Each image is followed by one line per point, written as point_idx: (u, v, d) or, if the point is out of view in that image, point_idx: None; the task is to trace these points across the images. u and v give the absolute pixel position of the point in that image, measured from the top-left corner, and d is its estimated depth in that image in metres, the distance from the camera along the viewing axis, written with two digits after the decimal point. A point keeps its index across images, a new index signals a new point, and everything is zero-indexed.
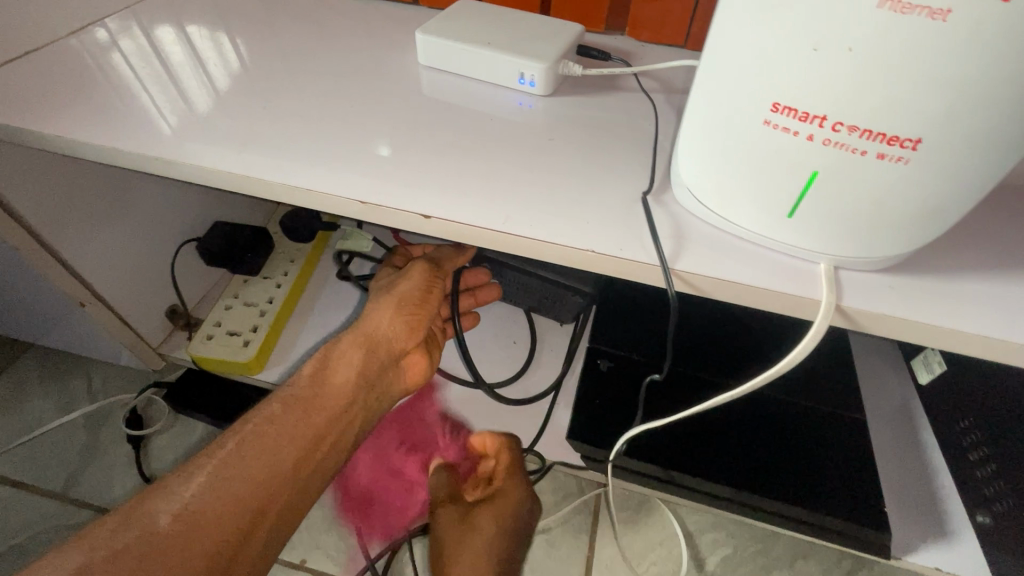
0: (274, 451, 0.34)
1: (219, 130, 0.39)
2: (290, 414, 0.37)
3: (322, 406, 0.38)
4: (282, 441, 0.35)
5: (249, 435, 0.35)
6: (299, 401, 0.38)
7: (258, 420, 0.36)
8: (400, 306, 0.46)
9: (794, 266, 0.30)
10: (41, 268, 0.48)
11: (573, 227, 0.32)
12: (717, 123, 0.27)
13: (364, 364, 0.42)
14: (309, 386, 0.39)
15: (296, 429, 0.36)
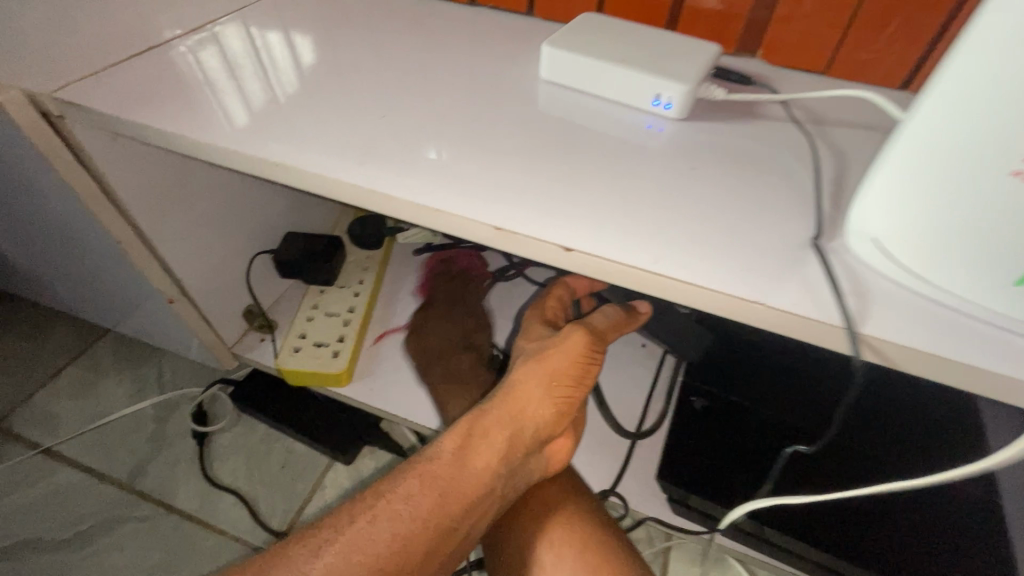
0: (399, 535, 0.35)
1: (337, 136, 0.37)
2: (421, 494, 0.36)
3: (458, 490, 0.37)
4: (409, 527, 0.35)
5: (380, 513, 0.36)
6: (433, 478, 0.37)
7: (392, 495, 0.37)
8: (552, 380, 0.41)
9: (1007, 341, 0.25)
10: (139, 262, 0.48)
11: (733, 272, 0.28)
12: (942, 169, 0.23)
13: (506, 451, 0.39)
14: (447, 461, 0.38)
15: (427, 511, 0.36)
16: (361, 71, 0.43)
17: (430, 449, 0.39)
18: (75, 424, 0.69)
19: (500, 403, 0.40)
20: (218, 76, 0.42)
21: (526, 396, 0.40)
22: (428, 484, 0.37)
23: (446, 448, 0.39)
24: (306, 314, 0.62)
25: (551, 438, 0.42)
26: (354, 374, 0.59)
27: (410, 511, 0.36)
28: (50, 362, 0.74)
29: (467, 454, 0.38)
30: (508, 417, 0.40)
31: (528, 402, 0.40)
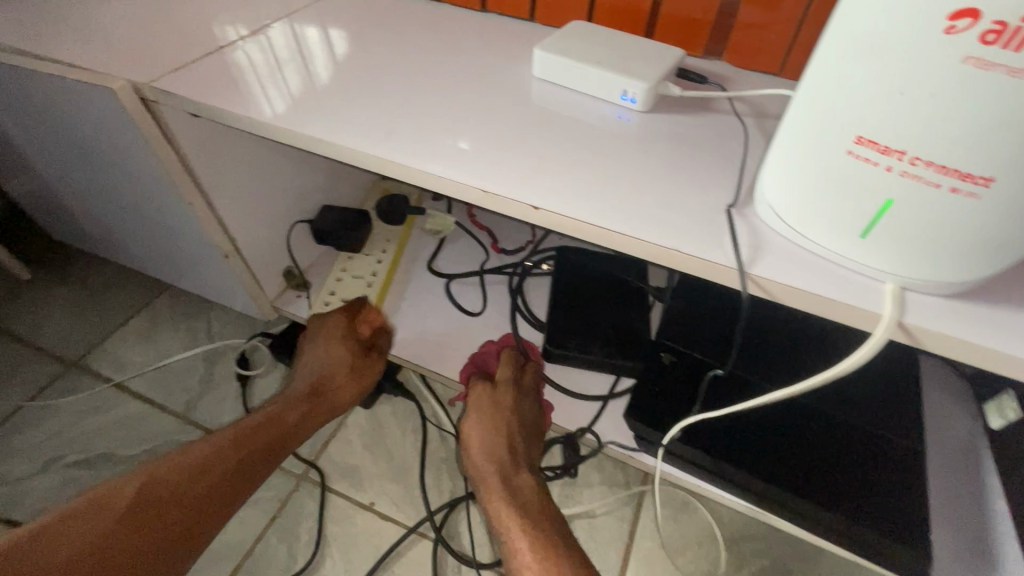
0: (175, 468, 0.50)
1: (364, 118, 0.46)
2: (246, 454, 0.54)
3: (243, 430, 0.55)
4: (167, 476, 0.49)
5: (167, 486, 0.49)
6: (194, 459, 0.51)
7: (179, 462, 0.50)
8: (335, 356, 0.63)
9: (863, 282, 0.33)
10: (203, 221, 0.59)
11: (662, 228, 0.37)
12: (805, 151, 0.31)
13: (289, 406, 0.59)
14: (261, 434, 0.55)
15: (228, 445, 0.53)
16: (385, 66, 0.53)
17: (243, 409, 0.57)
18: (138, 364, 0.81)
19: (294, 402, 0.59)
20: (269, 70, 0.51)
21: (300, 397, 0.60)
22: (198, 464, 0.51)
23: (256, 426, 0.56)
24: (335, 275, 0.72)
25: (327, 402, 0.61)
26: (373, 327, 0.69)
27: (212, 474, 0.51)
28: (118, 312, 0.86)
29: (257, 424, 0.56)
30: (291, 407, 0.59)
31: (297, 395, 0.60)
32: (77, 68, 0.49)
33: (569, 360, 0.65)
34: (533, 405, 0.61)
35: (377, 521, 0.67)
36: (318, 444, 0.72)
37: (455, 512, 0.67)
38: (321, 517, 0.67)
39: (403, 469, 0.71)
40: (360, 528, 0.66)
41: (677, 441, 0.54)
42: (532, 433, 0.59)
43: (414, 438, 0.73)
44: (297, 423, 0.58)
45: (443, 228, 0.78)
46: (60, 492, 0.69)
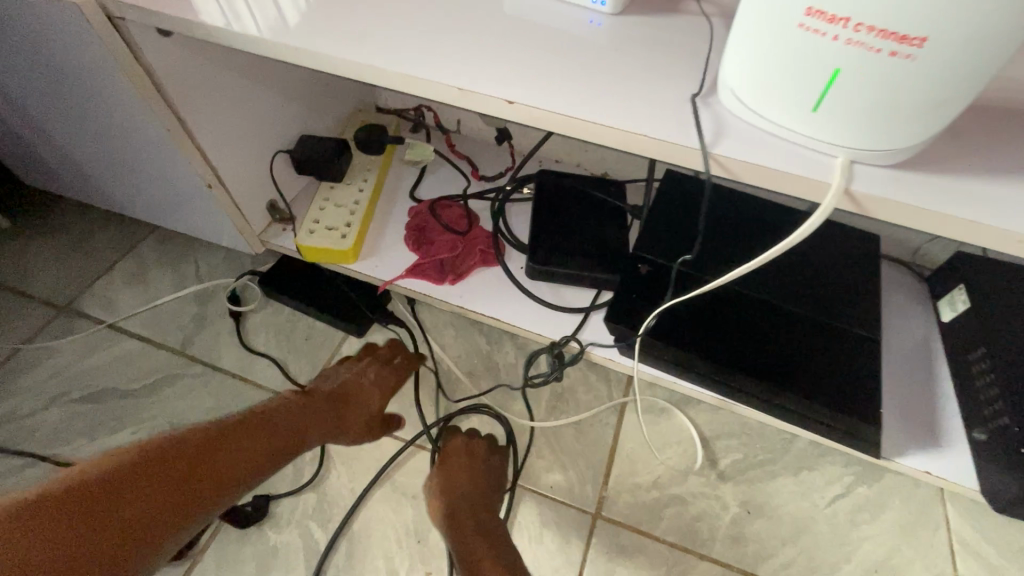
0: (225, 453, 0.50)
1: (337, 26, 0.46)
2: (268, 432, 0.55)
3: (270, 434, 0.55)
4: (208, 462, 0.48)
5: (196, 466, 0.47)
6: (214, 431, 0.51)
7: (218, 448, 0.50)
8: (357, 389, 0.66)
9: (816, 157, 0.35)
10: (183, 149, 0.59)
11: (632, 117, 0.38)
12: (761, 27, 0.32)
13: (303, 412, 0.60)
14: (274, 418, 0.57)
15: (263, 449, 0.54)
16: None
17: (269, 411, 0.57)
18: (131, 305, 0.82)
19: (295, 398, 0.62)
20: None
21: (311, 399, 0.62)
22: (219, 434, 0.51)
23: (271, 410, 0.58)
24: (318, 205, 0.73)
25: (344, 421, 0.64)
26: (360, 253, 0.71)
27: (236, 445, 0.51)
28: (104, 257, 0.86)
29: (283, 425, 0.57)
30: (314, 404, 0.62)
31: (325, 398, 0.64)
32: None
33: (552, 277, 0.68)
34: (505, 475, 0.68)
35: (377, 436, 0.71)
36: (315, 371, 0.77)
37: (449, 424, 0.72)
38: None
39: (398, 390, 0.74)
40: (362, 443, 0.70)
41: (651, 338, 0.58)
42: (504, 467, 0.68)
43: None
44: (310, 417, 0.60)
45: (423, 157, 0.79)
46: (68, 424, 0.72)
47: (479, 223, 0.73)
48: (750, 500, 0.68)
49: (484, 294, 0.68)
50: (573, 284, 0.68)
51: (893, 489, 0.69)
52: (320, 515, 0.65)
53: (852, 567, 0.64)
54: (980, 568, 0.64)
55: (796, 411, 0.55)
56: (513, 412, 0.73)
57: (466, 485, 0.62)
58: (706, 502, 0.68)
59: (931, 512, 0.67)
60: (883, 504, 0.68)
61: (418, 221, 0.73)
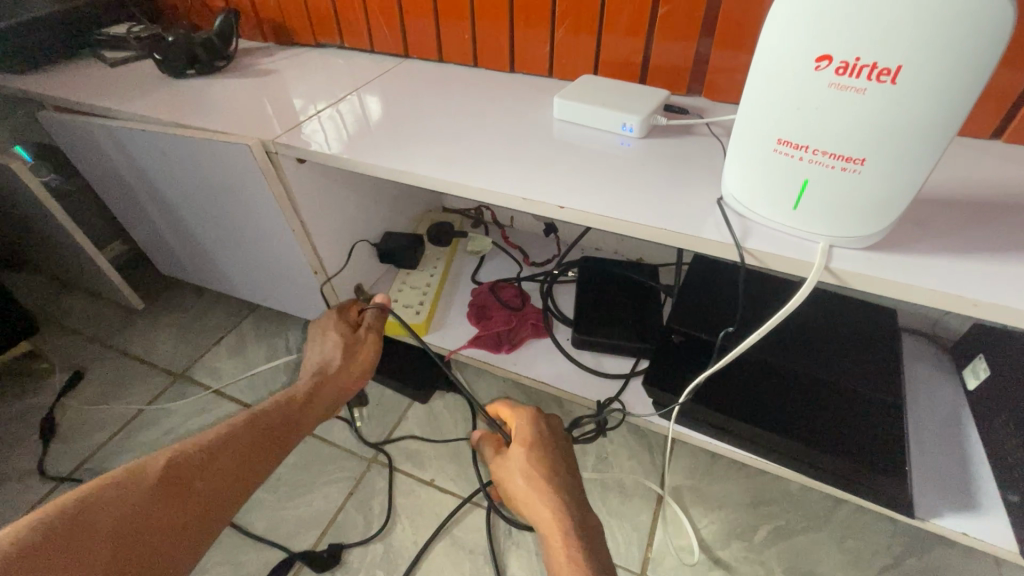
0: (220, 456, 0.57)
1: (430, 154, 0.62)
2: (210, 471, 0.55)
3: (265, 428, 0.61)
4: (202, 469, 0.55)
5: (189, 471, 0.54)
6: (152, 479, 0.52)
7: (203, 454, 0.56)
8: (345, 346, 0.69)
9: (803, 245, 0.45)
10: (300, 243, 0.75)
11: (655, 216, 0.50)
12: (748, 152, 0.44)
13: (297, 392, 0.65)
14: (221, 454, 0.57)
15: (256, 442, 0.60)
16: (441, 117, 0.69)
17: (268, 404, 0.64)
18: (231, 374, 0.96)
19: (279, 404, 0.63)
20: (335, 122, 0.69)
21: (281, 417, 0.63)
22: (161, 476, 0.53)
23: (228, 436, 0.59)
24: (396, 287, 0.87)
25: (341, 392, 0.69)
26: (430, 327, 0.83)
27: (174, 491, 0.52)
28: (212, 333, 1.02)
29: (280, 415, 0.63)
30: (269, 421, 0.62)
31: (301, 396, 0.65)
32: (221, 133, 0.67)
33: (595, 347, 0.77)
34: (541, 435, 0.63)
35: (438, 493, 0.78)
36: (384, 433, 0.86)
37: (503, 484, 0.79)
38: (391, 490, 0.79)
39: (456, 450, 0.83)
40: (425, 499, 0.78)
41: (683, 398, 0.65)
42: (544, 444, 0.63)
43: (465, 426, 0.85)
44: (270, 445, 0.61)
45: (483, 248, 0.94)
46: None
47: (530, 302, 0.84)
48: (795, 566, 0.70)
49: (536, 362, 0.78)
50: (613, 354, 0.77)
51: (944, 561, 0.69)
52: (386, 565, 0.72)
53: None
54: None
55: (825, 469, 0.60)
56: None
57: (536, 467, 0.60)
58: (750, 566, 0.70)
59: None
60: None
61: (476, 301, 0.85)
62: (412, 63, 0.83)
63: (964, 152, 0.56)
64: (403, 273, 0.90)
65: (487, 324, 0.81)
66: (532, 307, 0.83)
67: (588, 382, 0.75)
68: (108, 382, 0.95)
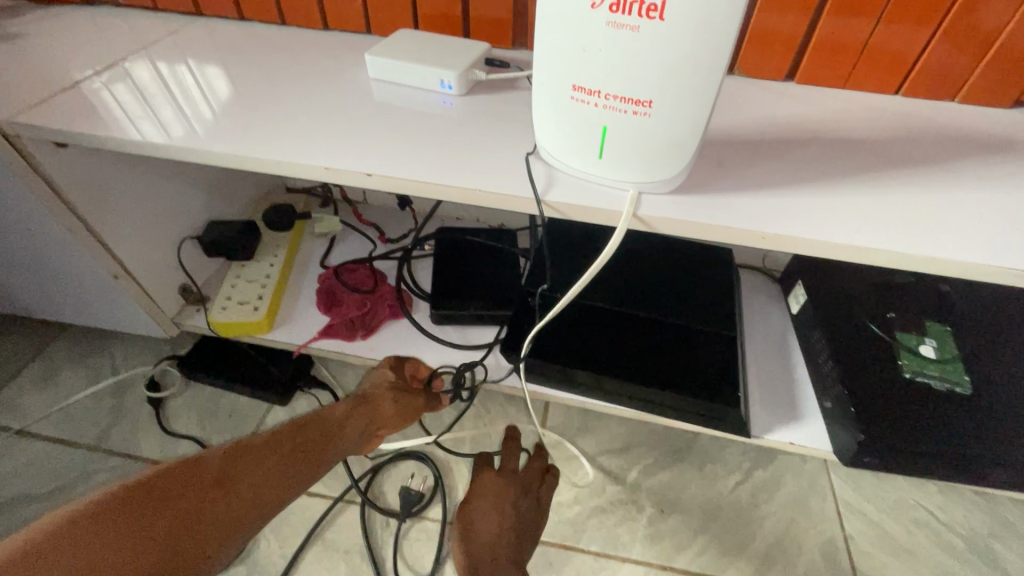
0: (260, 455, 0.55)
1: (223, 126, 0.54)
2: (256, 469, 0.53)
3: (302, 439, 0.60)
4: (251, 463, 0.53)
5: (238, 464, 0.52)
6: (214, 467, 0.50)
7: (248, 454, 0.54)
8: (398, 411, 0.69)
9: (614, 193, 0.45)
10: (86, 246, 0.63)
11: (471, 177, 0.47)
12: (549, 101, 0.43)
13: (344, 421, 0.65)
14: (262, 465, 0.54)
15: (292, 449, 0.58)
16: (240, 83, 0.60)
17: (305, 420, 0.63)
18: (41, 408, 0.81)
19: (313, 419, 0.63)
20: (103, 94, 0.57)
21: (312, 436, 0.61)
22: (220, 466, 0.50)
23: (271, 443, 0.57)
24: (230, 282, 0.78)
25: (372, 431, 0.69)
26: (273, 323, 0.75)
27: (213, 487, 0.48)
28: (11, 364, 0.85)
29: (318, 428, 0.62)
30: (306, 435, 0.60)
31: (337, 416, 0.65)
32: None
33: (456, 320, 0.74)
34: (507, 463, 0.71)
35: (306, 498, 0.72)
36: None
37: (378, 476, 0.75)
38: None
39: None
40: (290, 508, 0.72)
41: (539, 360, 0.65)
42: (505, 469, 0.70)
43: None
44: (308, 449, 0.59)
45: (331, 230, 0.86)
46: None
47: (385, 281, 0.79)
48: (663, 499, 0.74)
49: (395, 344, 0.73)
50: (474, 325, 0.75)
51: (786, 469, 0.77)
52: None
53: (757, 545, 0.70)
54: (862, 524, 0.72)
55: (672, 407, 0.63)
56: (439, 454, 0.77)
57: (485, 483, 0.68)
58: (624, 508, 0.73)
59: (817, 481, 0.76)
60: (778, 483, 0.76)
61: (324, 287, 0.78)
62: (207, 22, 0.71)
63: (763, 94, 0.59)
64: (237, 266, 0.80)
65: (338, 311, 0.75)
66: (386, 285, 0.78)
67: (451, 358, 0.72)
68: None
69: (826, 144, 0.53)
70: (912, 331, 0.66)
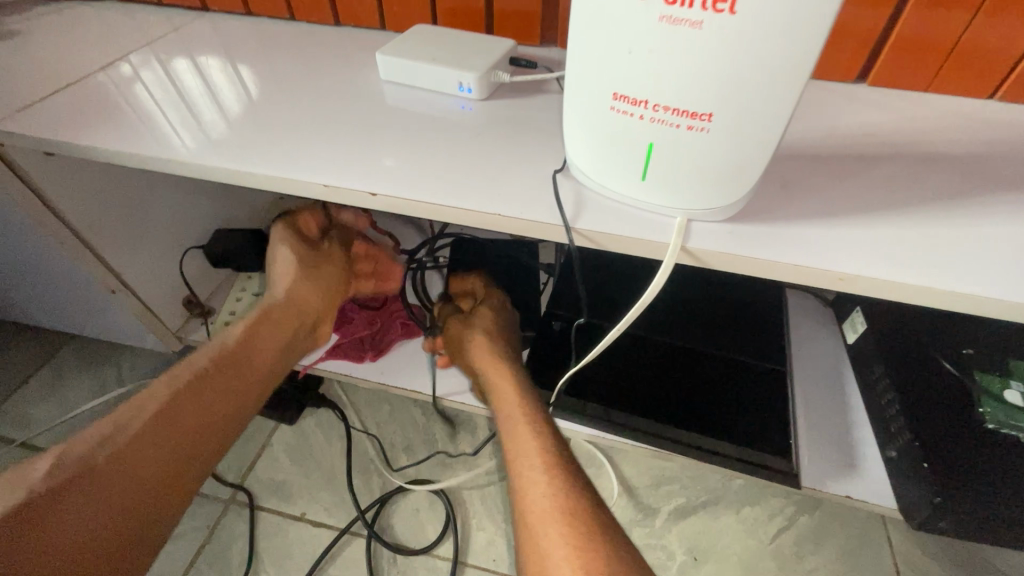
0: (176, 419, 0.49)
1: (217, 133, 0.48)
2: (165, 446, 0.48)
3: (226, 376, 0.54)
4: (159, 439, 0.48)
5: (145, 441, 0.47)
6: (106, 458, 0.45)
7: (158, 421, 0.48)
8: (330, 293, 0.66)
9: (658, 221, 0.38)
10: (81, 258, 0.59)
11: (489, 197, 0.41)
12: (584, 112, 0.36)
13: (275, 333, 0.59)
14: (172, 433, 0.49)
15: (212, 392, 0.52)
16: (241, 83, 0.55)
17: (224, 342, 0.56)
18: (46, 419, 0.78)
19: (234, 344, 0.56)
20: (93, 95, 0.52)
21: (236, 373, 0.54)
22: (116, 455, 0.45)
23: (184, 394, 0.50)
24: (235, 295, 0.75)
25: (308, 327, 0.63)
26: None
27: (113, 493, 0.44)
28: (18, 372, 0.83)
29: (240, 356, 0.56)
30: (227, 372, 0.54)
31: (264, 344, 0.58)
32: None
33: None
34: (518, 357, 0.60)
35: (310, 529, 0.68)
36: (244, 467, 0.73)
37: (385, 506, 0.69)
38: (253, 535, 0.67)
39: (331, 475, 0.72)
40: (293, 538, 0.67)
41: (565, 398, 0.58)
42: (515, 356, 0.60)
43: (339, 445, 0.74)
44: (231, 392, 0.54)
45: None
46: None
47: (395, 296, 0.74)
48: (695, 546, 0.67)
49: (406, 366, 0.68)
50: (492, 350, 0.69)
51: (835, 516, 0.69)
52: None
53: None
54: None
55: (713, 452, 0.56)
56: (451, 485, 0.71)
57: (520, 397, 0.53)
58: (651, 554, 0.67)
59: (870, 532, 0.68)
60: (826, 534, 0.68)
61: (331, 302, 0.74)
62: (212, 17, 0.66)
63: (830, 98, 0.51)
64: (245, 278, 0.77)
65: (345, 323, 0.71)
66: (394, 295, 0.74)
67: (465, 382, 0.67)
68: None
69: (908, 160, 0.44)
70: (992, 371, 0.56)
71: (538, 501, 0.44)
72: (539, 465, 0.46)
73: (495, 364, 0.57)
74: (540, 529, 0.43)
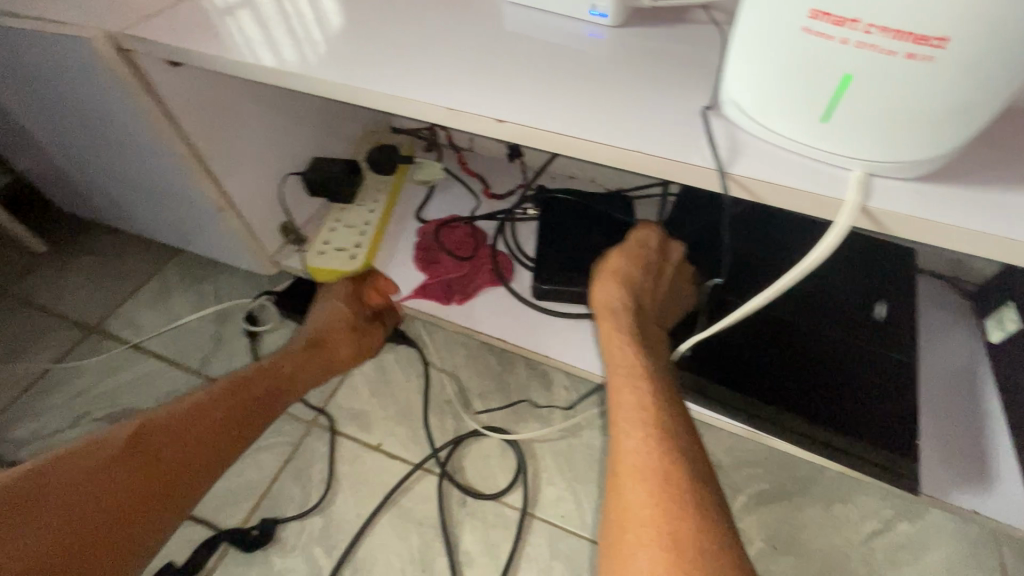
0: (203, 427, 0.57)
1: (335, 48, 0.46)
2: (177, 449, 0.55)
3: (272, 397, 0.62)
4: (180, 438, 0.56)
5: (162, 436, 0.55)
6: (136, 440, 0.53)
7: (184, 418, 0.57)
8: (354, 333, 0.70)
9: (831, 173, 0.33)
10: (195, 173, 0.60)
11: (626, 133, 0.36)
12: (763, 34, 0.30)
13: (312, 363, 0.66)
14: (187, 432, 0.56)
15: (237, 411, 0.60)
16: None
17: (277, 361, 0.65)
18: (154, 326, 0.84)
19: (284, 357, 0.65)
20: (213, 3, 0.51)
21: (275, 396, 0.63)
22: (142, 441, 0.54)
23: (208, 402, 0.59)
24: (330, 226, 0.74)
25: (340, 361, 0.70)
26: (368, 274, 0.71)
27: (135, 473, 0.52)
28: (131, 279, 0.89)
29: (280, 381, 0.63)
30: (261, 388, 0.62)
31: (295, 363, 0.65)
32: (55, 22, 0.50)
33: (561, 296, 0.66)
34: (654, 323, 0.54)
35: (386, 459, 0.70)
36: (326, 392, 0.75)
37: (459, 448, 0.70)
38: (334, 457, 0.70)
39: (408, 411, 0.73)
40: (369, 465, 0.70)
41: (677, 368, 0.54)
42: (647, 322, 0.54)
43: (417, 384, 0.75)
44: (253, 416, 0.61)
45: (433, 177, 0.79)
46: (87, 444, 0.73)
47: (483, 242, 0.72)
48: (775, 535, 0.64)
49: (492, 313, 0.67)
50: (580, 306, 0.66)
51: (939, 527, 0.63)
52: (325, 541, 0.65)
53: None
54: None
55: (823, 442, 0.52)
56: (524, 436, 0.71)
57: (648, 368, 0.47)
58: None
59: (980, 551, 0.61)
60: (926, 544, 0.62)
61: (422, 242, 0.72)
62: None
63: None
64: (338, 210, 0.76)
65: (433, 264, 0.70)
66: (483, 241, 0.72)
67: (551, 335, 0.64)
68: (11, 336, 0.84)
69: None
70: None
71: (636, 473, 0.41)
72: (644, 450, 0.42)
73: (620, 315, 0.51)
74: (625, 528, 0.40)
